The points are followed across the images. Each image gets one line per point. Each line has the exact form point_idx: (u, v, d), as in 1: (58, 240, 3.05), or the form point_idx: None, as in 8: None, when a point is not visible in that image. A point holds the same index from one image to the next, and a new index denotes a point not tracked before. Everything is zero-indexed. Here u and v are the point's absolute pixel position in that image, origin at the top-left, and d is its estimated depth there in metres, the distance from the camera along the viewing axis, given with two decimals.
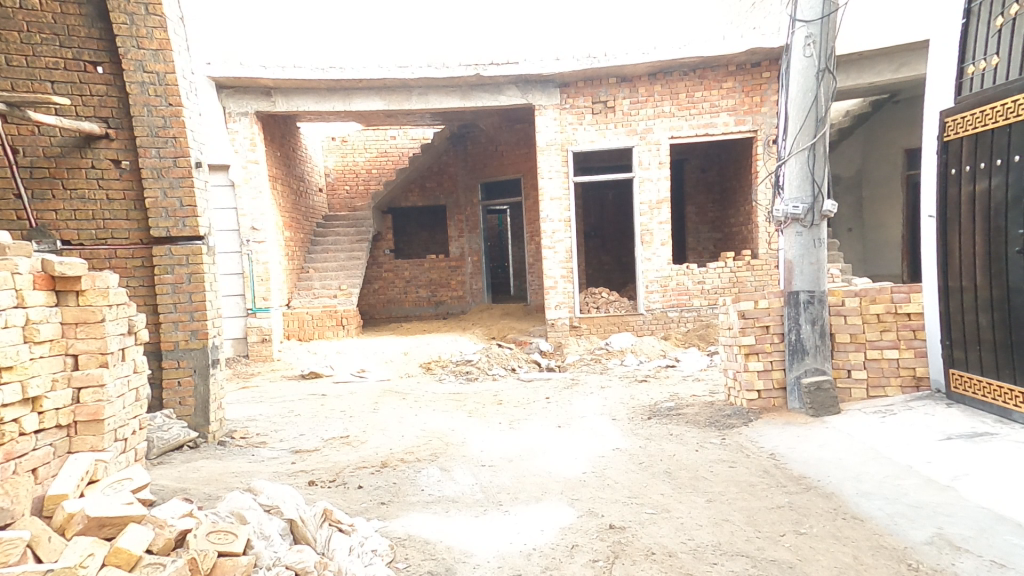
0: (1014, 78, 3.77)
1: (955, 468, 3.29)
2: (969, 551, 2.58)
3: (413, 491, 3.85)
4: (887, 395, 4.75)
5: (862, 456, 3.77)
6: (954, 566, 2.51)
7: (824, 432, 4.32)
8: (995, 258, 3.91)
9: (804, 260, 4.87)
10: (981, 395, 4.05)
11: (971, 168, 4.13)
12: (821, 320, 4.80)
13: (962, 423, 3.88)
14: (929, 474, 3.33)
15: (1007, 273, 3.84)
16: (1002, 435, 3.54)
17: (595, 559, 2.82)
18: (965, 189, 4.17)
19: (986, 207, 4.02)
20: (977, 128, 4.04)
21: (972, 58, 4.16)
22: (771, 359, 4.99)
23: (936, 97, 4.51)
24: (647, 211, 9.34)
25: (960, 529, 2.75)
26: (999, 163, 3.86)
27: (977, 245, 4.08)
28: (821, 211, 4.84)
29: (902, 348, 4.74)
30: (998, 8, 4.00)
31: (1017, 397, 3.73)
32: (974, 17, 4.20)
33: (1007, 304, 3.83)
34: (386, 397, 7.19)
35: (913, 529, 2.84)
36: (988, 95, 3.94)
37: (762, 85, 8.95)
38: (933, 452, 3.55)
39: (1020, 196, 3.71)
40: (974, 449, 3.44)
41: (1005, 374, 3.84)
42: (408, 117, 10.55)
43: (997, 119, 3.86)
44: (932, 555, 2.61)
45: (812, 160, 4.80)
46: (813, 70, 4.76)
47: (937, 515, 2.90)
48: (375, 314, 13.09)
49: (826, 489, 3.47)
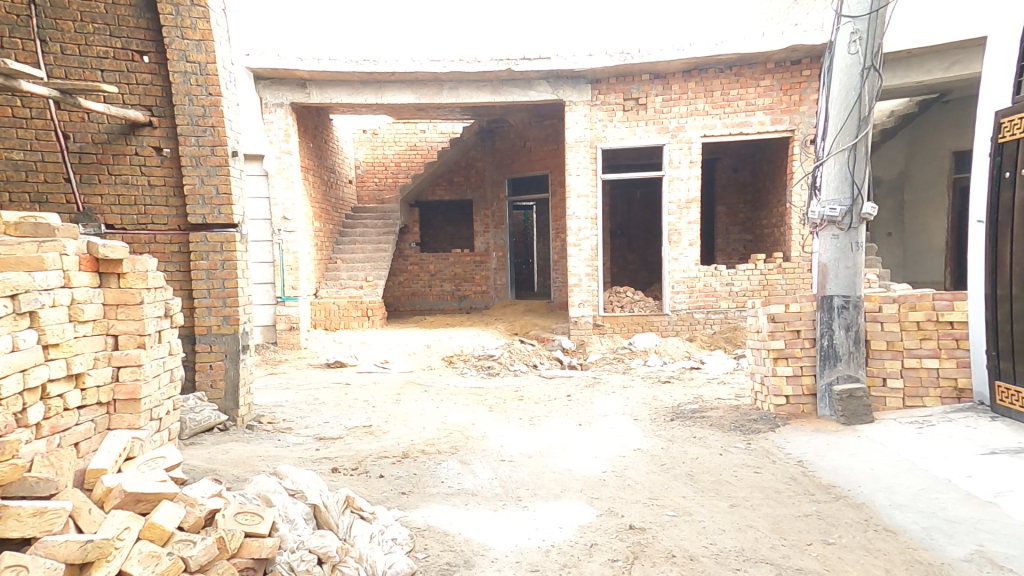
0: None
1: (998, 484, 3.17)
2: (1011, 571, 2.48)
3: (433, 483, 3.88)
4: (924, 406, 4.60)
5: (897, 467, 3.66)
6: None
7: (855, 441, 4.21)
8: None
9: (840, 264, 4.74)
10: None
11: None
12: (856, 326, 4.67)
13: (1006, 438, 3.73)
14: (969, 489, 3.21)
15: None
16: None
17: (614, 559, 2.80)
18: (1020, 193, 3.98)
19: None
20: None
21: None
22: (801, 365, 4.89)
23: (992, 97, 4.33)
24: (676, 210, 9.21)
25: (1002, 548, 2.64)
26: None
27: None
28: (859, 214, 4.69)
29: (943, 357, 4.57)
30: None
31: None
32: None
33: None
34: (408, 389, 7.26)
35: (952, 545, 2.75)
36: None
37: (801, 83, 8.70)
38: (974, 467, 3.42)
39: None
40: (1018, 466, 3.31)
41: None
42: (439, 111, 10.59)
43: None
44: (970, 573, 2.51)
45: (852, 160, 4.66)
46: (857, 68, 4.61)
47: (977, 532, 2.80)
48: (399, 306, 13.23)
49: (856, 500, 3.38)
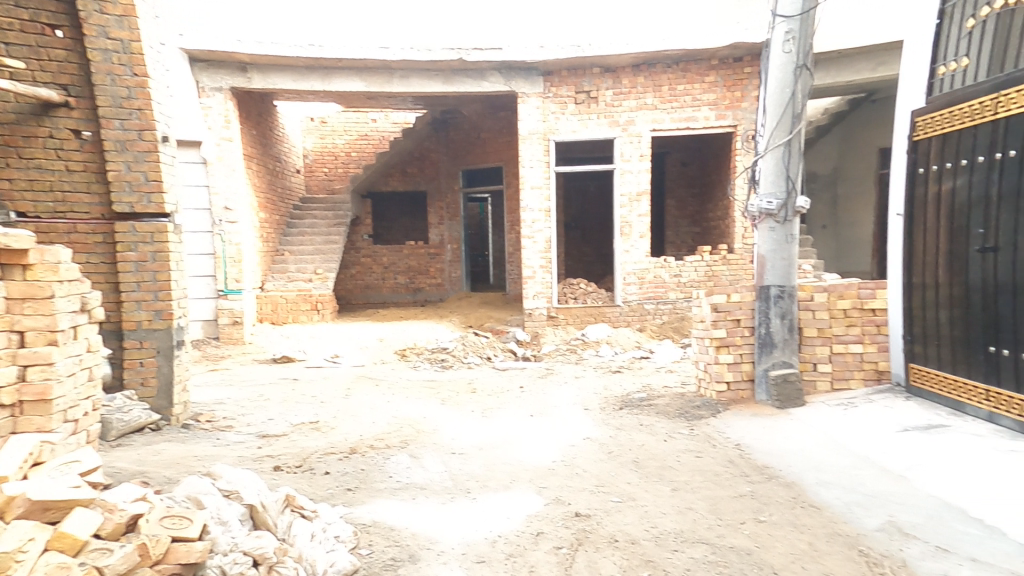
0: (982, 75, 3.90)
1: (910, 459, 3.39)
2: (918, 539, 2.65)
3: (381, 478, 3.81)
4: (849, 388, 4.86)
5: (825, 447, 3.86)
6: (901, 552, 2.59)
7: (789, 423, 4.42)
8: (958, 256, 4.04)
9: (776, 255, 4.93)
10: (937, 388, 4.21)
11: (938, 167, 4.25)
12: (790, 315, 4.86)
13: (918, 415, 4.00)
14: (885, 465, 3.42)
15: (968, 272, 3.97)
16: (955, 428, 3.66)
17: (558, 547, 2.84)
18: (930, 188, 4.29)
19: (951, 207, 4.16)
20: (947, 129, 4.14)
21: (943, 59, 4.25)
22: (741, 352, 5.08)
23: (906, 96, 4.60)
24: (627, 203, 9.37)
25: (911, 517, 2.84)
26: (964, 164, 4.00)
27: (940, 243, 4.21)
28: (794, 207, 4.89)
29: (866, 343, 4.85)
30: (971, 10, 4.08)
31: (972, 391, 3.90)
32: (947, 18, 4.28)
33: (966, 301, 3.98)
34: (359, 383, 7.13)
35: (868, 517, 2.92)
36: (959, 95, 4.03)
37: (743, 80, 9.00)
38: (890, 444, 3.65)
39: (987, 196, 3.83)
40: (928, 441, 3.55)
41: (961, 369, 4.01)
42: (389, 100, 10.38)
43: (968, 120, 3.95)
44: (882, 541, 2.68)
45: (787, 156, 4.85)
46: (791, 66, 4.79)
47: (889, 504, 2.99)
48: (352, 300, 12.93)
49: (787, 479, 3.54)
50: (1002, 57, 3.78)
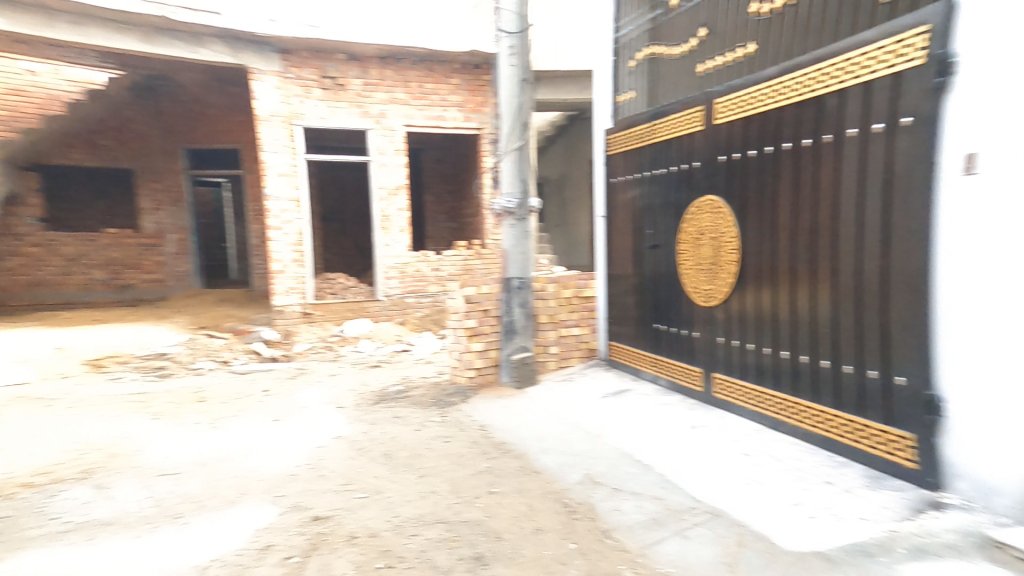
0: (645, 110, 5.22)
1: (602, 420, 4.38)
2: (602, 484, 3.36)
3: (35, 523, 3.03)
4: (571, 365, 5.77)
5: (546, 417, 4.59)
6: (591, 497, 3.22)
7: (525, 401, 5.00)
8: (637, 251, 5.22)
9: (516, 250, 5.41)
10: (624, 359, 5.48)
11: (624, 179, 5.41)
12: (528, 303, 5.41)
13: (610, 382, 5.23)
14: (586, 427, 4.32)
15: (642, 264, 5.17)
16: (632, 391, 4.93)
17: (289, 557, 2.65)
18: (618, 196, 5.43)
19: (632, 213, 5.33)
20: (627, 146, 5.35)
21: (621, 89, 5.56)
22: (490, 340, 5.51)
23: (599, 117, 5.80)
24: (386, 196, 9.27)
25: (599, 468, 3.58)
26: (639, 178, 5.19)
27: (627, 240, 5.37)
28: (528, 206, 5.45)
29: (582, 325, 5.83)
30: (631, 53, 5.45)
31: (646, 361, 5.11)
32: (619, 57, 5.58)
33: (643, 287, 5.18)
34: (19, 406, 5.53)
35: (571, 472, 3.54)
36: (632, 118, 5.29)
37: (484, 86, 9.72)
38: (591, 410, 4.62)
39: (651, 205, 5.05)
40: (615, 405, 4.63)
41: (640, 341, 5.22)
42: (68, 53, 8.20)
43: (638, 140, 5.19)
44: (580, 492, 3.28)
45: (520, 159, 5.38)
46: (516, 78, 5.34)
47: (587, 461, 3.70)
48: (9, 300, 9.94)
49: (519, 451, 3.95)
50: (653, 92, 5.18)
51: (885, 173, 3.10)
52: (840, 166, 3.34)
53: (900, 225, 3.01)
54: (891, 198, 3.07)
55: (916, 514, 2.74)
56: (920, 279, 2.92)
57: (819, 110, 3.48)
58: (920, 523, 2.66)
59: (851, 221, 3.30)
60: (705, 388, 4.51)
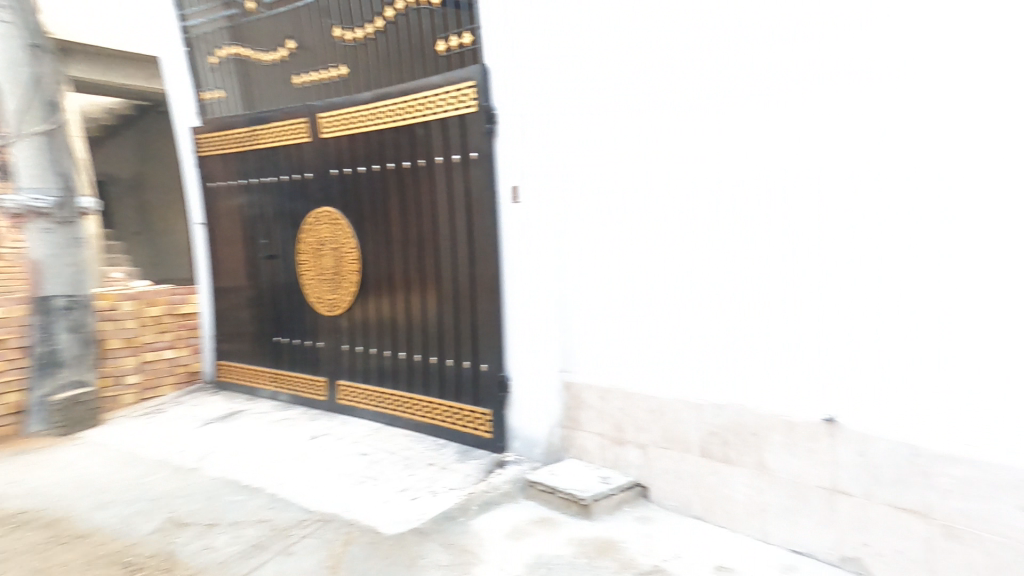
0: (241, 112, 4.90)
1: (202, 451, 3.89)
2: (190, 525, 2.93)
3: None
4: (160, 394, 4.94)
5: (111, 464, 3.71)
6: (172, 544, 2.77)
7: (75, 450, 3.96)
8: (251, 260, 4.96)
9: (59, 262, 4.20)
10: (238, 379, 5.10)
11: (227, 183, 5.00)
12: (86, 328, 4.29)
13: (217, 408, 4.73)
14: (178, 462, 3.75)
15: (257, 274, 4.95)
16: (243, 414, 4.57)
17: None
18: (221, 203, 5.02)
19: (242, 220, 5.00)
20: (223, 149, 4.95)
21: (206, 87, 5.03)
22: (8, 379, 4.06)
23: (182, 115, 5.14)
24: None
25: (188, 507, 3.13)
26: (245, 183, 4.89)
27: (238, 250, 5.03)
28: (76, 207, 4.33)
29: (179, 347, 5.08)
30: (208, 49, 4.98)
31: (264, 376, 4.91)
32: (194, 50, 4.99)
33: (257, 300, 4.95)
34: None
35: (145, 522, 2.97)
36: (223, 121, 4.90)
37: None
38: (187, 442, 4.05)
39: (263, 213, 4.83)
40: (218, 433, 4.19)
41: (257, 356, 4.98)
42: None
43: (236, 144, 4.86)
44: (154, 543, 2.78)
45: (51, 146, 4.19)
46: (19, 41, 4.10)
47: (173, 501, 3.20)
48: None
49: (52, 517, 3.05)
50: (247, 95, 4.88)
51: (463, 195, 3.72)
52: (444, 182, 3.81)
53: (480, 238, 3.68)
54: (468, 215, 3.71)
55: (487, 474, 3.41)
56: (492, 281, 3.61)
57: (410, 136, 3.96)
58: (490, 481, 3.33)
59: (443, 234, 3.86)
60: (329, 396, 4.56)
